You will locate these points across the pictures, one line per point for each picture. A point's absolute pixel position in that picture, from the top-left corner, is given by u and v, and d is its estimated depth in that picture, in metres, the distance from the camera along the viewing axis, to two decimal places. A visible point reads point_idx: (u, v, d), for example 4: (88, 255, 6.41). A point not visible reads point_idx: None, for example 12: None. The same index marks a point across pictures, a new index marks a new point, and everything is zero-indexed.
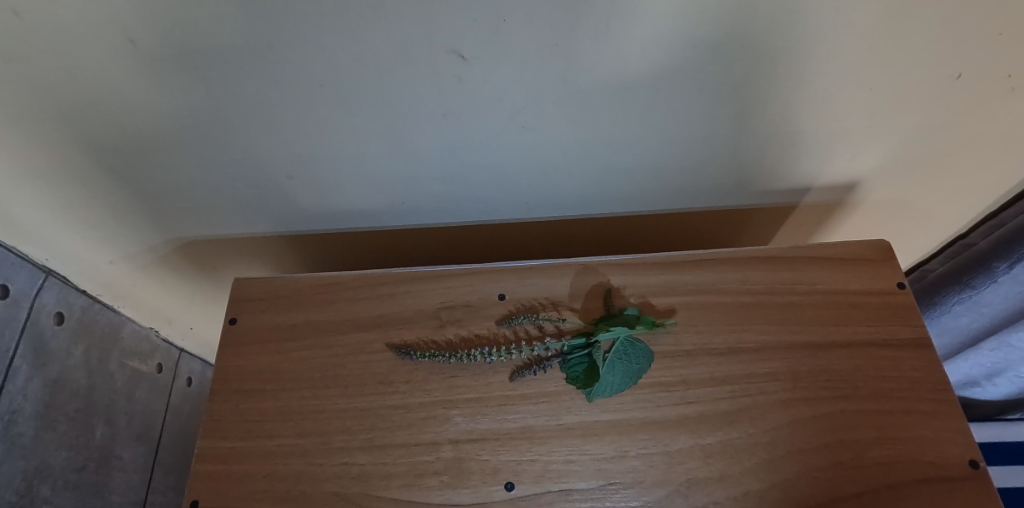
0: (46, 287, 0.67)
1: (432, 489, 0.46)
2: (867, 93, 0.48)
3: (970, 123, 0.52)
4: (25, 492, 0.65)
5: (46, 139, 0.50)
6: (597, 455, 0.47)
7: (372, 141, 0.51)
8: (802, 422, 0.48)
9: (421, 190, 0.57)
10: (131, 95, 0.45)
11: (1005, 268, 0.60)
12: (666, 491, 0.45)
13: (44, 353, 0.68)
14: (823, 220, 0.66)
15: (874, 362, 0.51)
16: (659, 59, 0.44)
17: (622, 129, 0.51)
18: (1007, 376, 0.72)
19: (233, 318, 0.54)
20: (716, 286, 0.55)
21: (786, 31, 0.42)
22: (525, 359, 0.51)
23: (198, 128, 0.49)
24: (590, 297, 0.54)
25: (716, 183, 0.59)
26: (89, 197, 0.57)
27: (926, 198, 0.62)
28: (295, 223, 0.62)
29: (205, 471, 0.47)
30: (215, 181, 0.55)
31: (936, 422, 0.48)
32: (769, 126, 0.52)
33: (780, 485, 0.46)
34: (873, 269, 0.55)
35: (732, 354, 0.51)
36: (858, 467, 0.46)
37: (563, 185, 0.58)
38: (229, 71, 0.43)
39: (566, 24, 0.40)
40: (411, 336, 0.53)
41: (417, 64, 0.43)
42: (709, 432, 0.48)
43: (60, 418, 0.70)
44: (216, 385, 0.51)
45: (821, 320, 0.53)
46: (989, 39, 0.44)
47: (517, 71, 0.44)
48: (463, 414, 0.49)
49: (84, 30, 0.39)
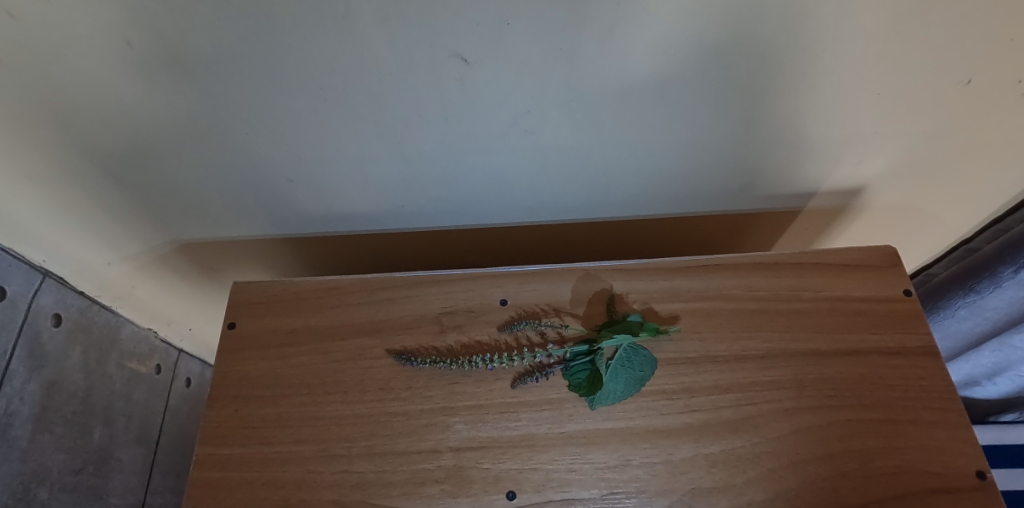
0: (44, 288, 0.67)
1: (432, 497, 0.45)
2: (874, 98, 0.48)
3: (979, 128, 0.51)
4: (22, 495, 0.64)
5: (43, 142, 0.49)
6: (600, 464, 0.46)
7: (372, 145, 0.50)
8: (808, 431, 0.48)
9: (422, 194, 0.57)
10: (129, 97, 0.44)
11: (1011, 273, 0.60)
12: (670, 500, 0.45)
13: (41, 355, 0.67)
14: (829, 224, 0.65)
15: (879, 370, 0.50)
16: (665, 63, 0.43)
17: (626, 132, 0.50)
18: (1008, 375, 0.70)
19: (233, 323, 0.54)
20: (720, 292, 0.54)
21: (795, 34, 0.41)
22: (526, 366, 0.50)
23: (196, 131, 0.48)
24: (592, 303, 0.54)
25: (720, 187, 0.58)
26: (87, 199, 0.57)
27: (932, 203, 0.61)
28: (294, 226, 0.62)
29: (204, 479, 0.46)
30: (214, 184, 0.55)
31: (942, 432, 0.47)
32: (775, 130, 0.51)
33: (785, 496, 0.45)
34: (879, 276, 0.55)
35: (736, 362, 0.51)
36: (863, 478, 0.46)
37: (565, 188, 0.57)
38: (228, 73, 0.42)
39: (571, 29, 0.40)
40: (412, 342, 0.52)
41: (418, 67, 0.42)
42: (712, 441, 0.47)
43: (58, 421, 0.70)
44: (215, 391, 0.50)
45: (826, 328, 0.52)
46: (998, 45, 0.43)
47: (520, 76, 0.44)
48: (464, 422, 0.48)
49: (80, 32, 0.39)
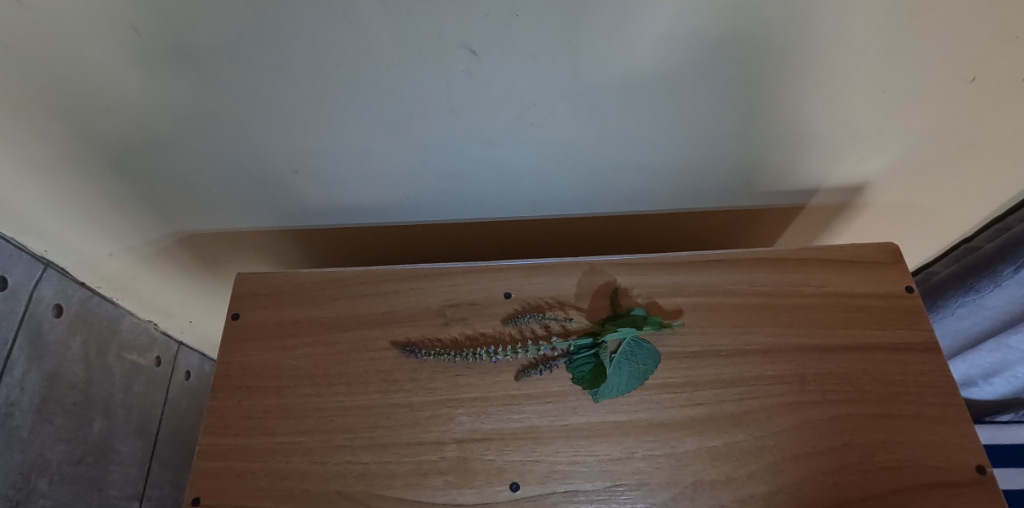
0: (45, 278, 0.67)
1: (436, 488, 0.46)
2: (878, 95, 0.48)
3: (982, 127, 0.51)
4: (22, 485, 0.64)
5: (47, 131, 0.49)
6: (603, 457, 0.47)
7: (376, 136, 0.50)
8: (810, 425, 0.48)
9: (425, 187, 0.57)
10: (135, 86, 0.44)
11: (1010, 272, 0.60)
12: (673, 494, 0.45)
13: (41, 346, 0.67)
14: (830, 221, 0.66)
15: (881, 366, 0.51)
16: (671, 59, 0.43)
17: (630, 128, 0.50)
18: (1004, 376, 0.71)
19: (236, 314, 0.53)
20: (724, 287, 0.54)
21: (802, 30, 0.42)
22: (530, 358, 0.50)
23: (201, 121, 0.48)
24: (597, 296, 0.54)
25: (721, 184, 0.58)
26: (89, 189, 0.56)
27: (932, 201, 0.62)
28: (297, 218, 0.62)
29: (206, 468, 0.46)
30: (217, 175, 0.55)
31: (944, 427, 0.48)
32: (778, 126, 0.51)
33: (787, 489, 0.45)
34: (882, 272, 0.55)
35: (739, 356, 0.51)
36: (864, 472, 0.46)
37: (570, 183, 0.57)
38: (235, 64, 0.42)
39: (579, 21, 0.40)
40: (416, 334, 0.52)
41: (426, 57, 0.42)
42: (715, 435, 0.47)
43: (58, 412, 0.69)
44: (218, 381, 0.50)
45: (829, 324, 0.52)
46: (1001, 44, 0.43)
47: (528, 68, 0.44)
48: (469, 414, 0.48)
49: (86, 20, 0.39)
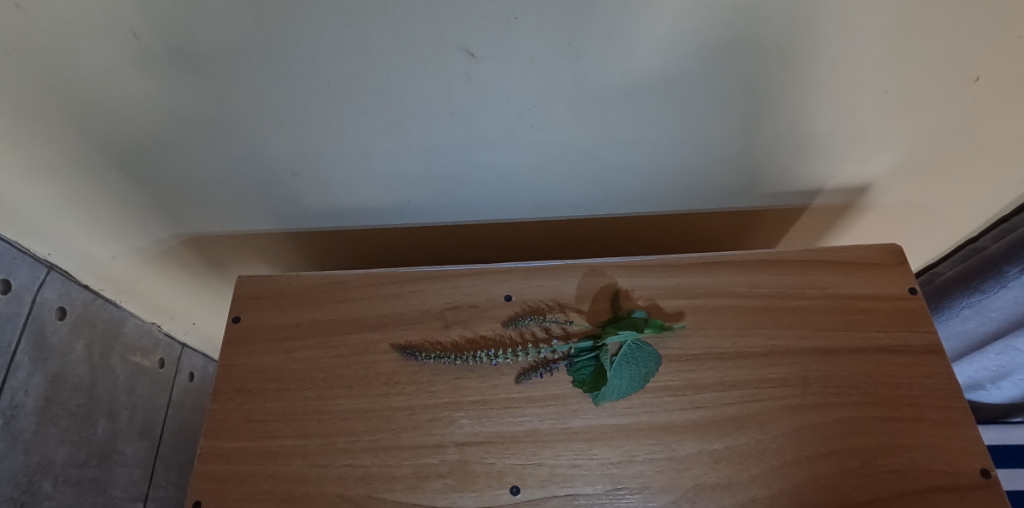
0: (48, 281, 0.67)
1: (436, 492, 0.45)
2: (881, 95, 0.47)
3: (987, 126, 0.51)
4: (25, 487, 0.64)
5: (50, 135, 0.49)
6: (604, 460, 0.47)
7: (375, 139, 0.50)
8: (812, 428, 0.48)
9: (425, 189, 0.57)
10: (136, 90, 0.44)
11: (1016, 272, 0.59)
12: (674, 497, 0.45)
13: (44, 348, 0.67)
14: (833, 222, 0.65)
15: (884, 368, 0.50)
16: (672, 60, 0.43)
17: (630, 129, 0.50)
18: (1012, 379, 0.71)
19: (237, 317, 0.54)
20: (725, 289, 0.54)
21: (803, 30, 0.41)
22: (531, 361, 0.50)
23: (202, 124, 0.48)
24: (598, 299, 0.54)
25: (723, 186, 0.58)
26: (92, 192, 0.57)
27: (937, 201, 0.61)
28: (299, 220, 0.62)
29: (207, 471, 0.46)
30: (219, 178, 0.55)
31: (947, 430, 0.47)
32: (780, 127, 0.51)
33: (789, 493, 0.45)
34: (885, 274, 0.55)
35: (741, 359, 0.51)
36: (867, 476, 0.46)
37: (571, 184, 0.57)
38: (236, 68, 0.42)
39: (579, 22, 0.40)
40: (416, 336, 0.52)
41: (425, 59, 0.42)
42: (717, 438, 0.47)
43: (62, 414, 0.70)
44: (220, 384, 0.50)
45: (831, 326, 0.52)
46: (1006, 43, 0.43)
47: (528, 70, 0.43)
48: (469, 417, 0.48)
49: (86, 25, 0.39)
